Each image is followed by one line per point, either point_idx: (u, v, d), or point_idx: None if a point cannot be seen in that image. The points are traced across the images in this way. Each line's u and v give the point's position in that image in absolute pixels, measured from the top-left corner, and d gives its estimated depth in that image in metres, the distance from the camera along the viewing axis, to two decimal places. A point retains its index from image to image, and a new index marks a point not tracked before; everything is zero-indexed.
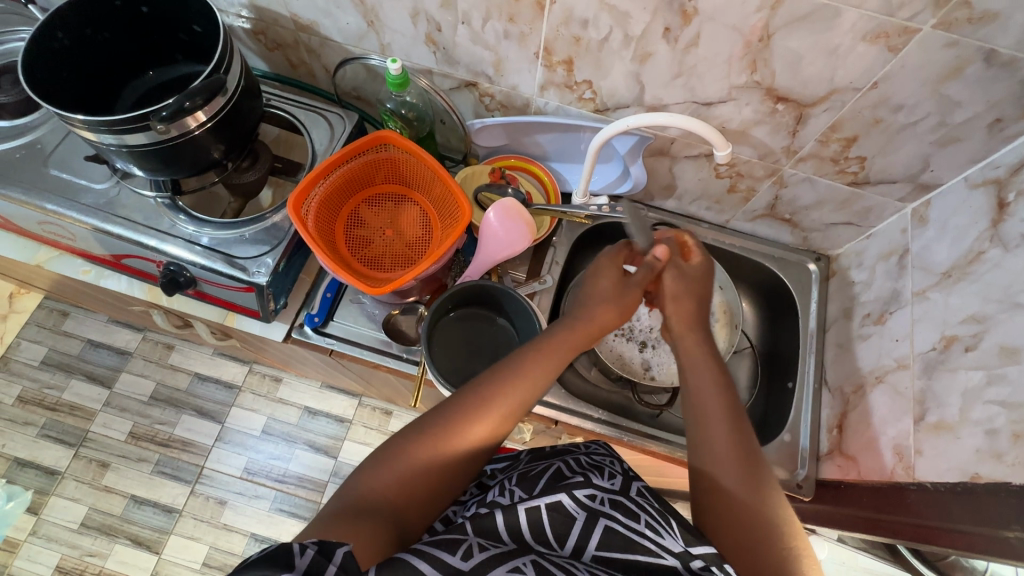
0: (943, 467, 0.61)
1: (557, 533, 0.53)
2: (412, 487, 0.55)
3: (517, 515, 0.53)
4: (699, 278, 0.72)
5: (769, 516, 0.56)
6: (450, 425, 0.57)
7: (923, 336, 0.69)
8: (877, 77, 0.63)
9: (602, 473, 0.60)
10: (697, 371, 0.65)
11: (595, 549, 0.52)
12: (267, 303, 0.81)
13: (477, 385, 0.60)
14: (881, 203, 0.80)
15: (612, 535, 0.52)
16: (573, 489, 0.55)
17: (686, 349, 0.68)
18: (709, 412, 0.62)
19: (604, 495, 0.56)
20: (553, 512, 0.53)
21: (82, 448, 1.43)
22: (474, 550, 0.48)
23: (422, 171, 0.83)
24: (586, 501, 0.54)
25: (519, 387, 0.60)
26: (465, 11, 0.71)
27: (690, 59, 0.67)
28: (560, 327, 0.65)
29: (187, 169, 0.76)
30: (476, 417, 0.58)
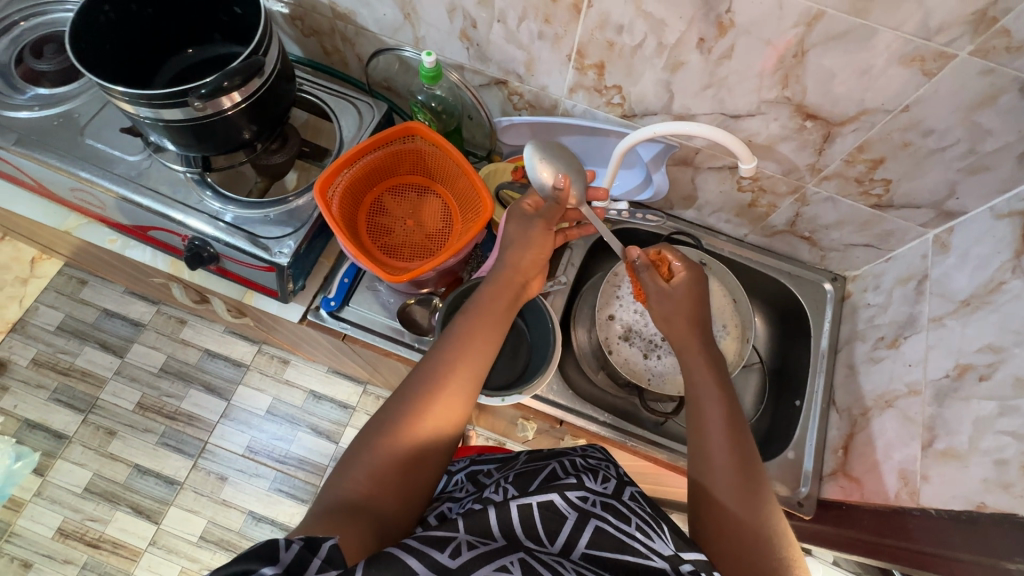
0: (949, 495, 0.61)
1: (547, 530, 0.53)
2: (383, 481, 0.56)
3: (509, 510, 0.53)
4: (700, 288, 0.74)
5: (760, 525, 0.57)
6: (408, 414, 0.59)
7: (937, 363, 0.69)
8: (909, 100, 0.63)
9: (596, 476, 0.60)
10: (698, 381, 0.67)
11: (585, 547, 0.52)
12: (286, 284, 0.83)
13: (428, 373, 0.63)
14: (903, 227, 0.80)
15: (602, 535, 0.52)
16: (565, 490, 0.55)
17: (687, 359, 0.70)
18: (708, 424, 0.63)
19: (596, 497, 0.56)
20: (545, 510, 0.54)
21: (91, 415, 1.46)
22: (462, 549, 0.49)
23: (446, 164, 0.84)
24: (576, 502, 0.55)
25: (467, 367, 0.63)
26: (501, 10, 0.72)
27: (722, 71, 0.68)
28: (501, 306, 0.69)
29: (219, 147, 0.78)
30: (432, 402, 0.60)
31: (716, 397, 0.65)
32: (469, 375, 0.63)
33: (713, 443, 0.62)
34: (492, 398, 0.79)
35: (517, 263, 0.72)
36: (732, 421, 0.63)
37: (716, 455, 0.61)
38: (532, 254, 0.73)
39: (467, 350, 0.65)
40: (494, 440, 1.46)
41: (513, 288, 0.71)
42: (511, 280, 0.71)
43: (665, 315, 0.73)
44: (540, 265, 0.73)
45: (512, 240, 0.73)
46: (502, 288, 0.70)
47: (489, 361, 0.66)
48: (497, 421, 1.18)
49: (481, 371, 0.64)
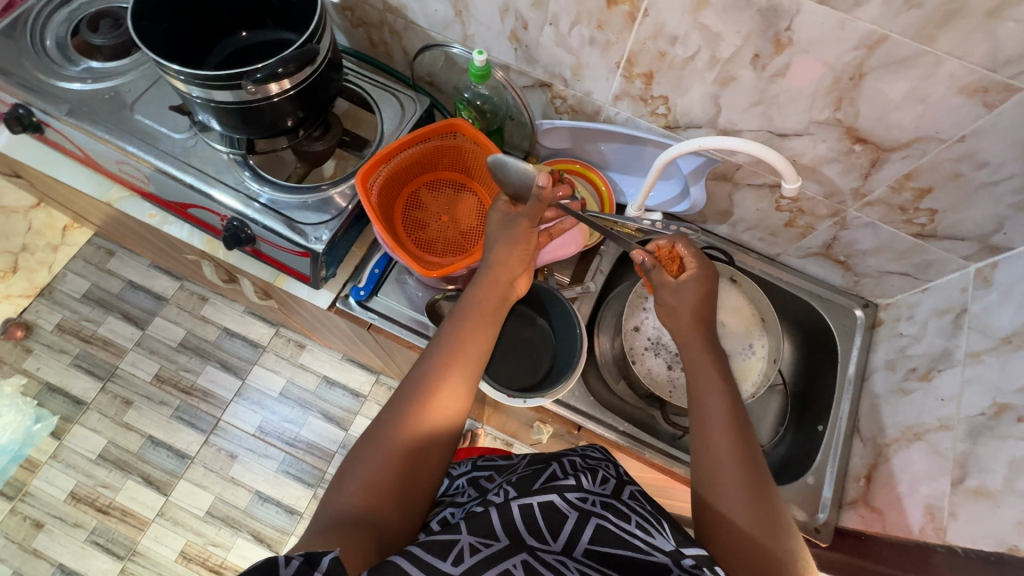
0: (979, 534, 0.60)
1: (550, 528, 0.53)
2: (379, 491, 0.56)
3: (510, 509, 0.53)
4: (710, 282, 0.72)
5: (768, 522, 0.56)
6: (400, 422, 0.60)
7: (972, 399, 0.68)
8: (966, 131, 0.62)
9: (595, 476, 0.60)
10: (701, 374, 0.66)
11: (588, 543, 0.52)
12: (319, 270, 0.84)
13: (417, 379, 0.63)
14: (943, 259, 0.79)
15: (603, 532, 0.52)
16: (564, 490, 0.55)
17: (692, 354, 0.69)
18: (711, 417, 0.63)
19: (596, 497, 0.56)
20: (545, 509, 0.54)
21: (110, 383, 1.49)
22: (465, 554, 0.49)
23: (486, 164, 0.84)
24: (576, 502, 0.55)
25: (458, 371, 0.64)
26: (555, 13, 0.72)
27: (774, 89, 0.67)
28: (489, 310, 0.70)
29: (263, 131, 0.79)
30: (424, 407, 0.61)
31: (717, 392, 0.64)
32: (459, 379, 0.64)
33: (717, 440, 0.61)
34: (513, 399, 0.78)
35: (503, 265, 0.73)
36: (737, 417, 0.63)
37: (722, 451, 0.60)
38: (517, 256, 0.74)
39: (456, 354, 0.65)
40: (502, 440, 1.46)
41: (499, 292, 0.72)
42: (498, 283, 0.73)
43: (672, 307, 0.72)
44: (524, 264, 0.75)
45: (499, 239, 0.75)
46: (489, 291, 0.72)
47: (478, 363, 0.67)
48: (510, 421, 1.18)
49: (471, 374, 0.65)
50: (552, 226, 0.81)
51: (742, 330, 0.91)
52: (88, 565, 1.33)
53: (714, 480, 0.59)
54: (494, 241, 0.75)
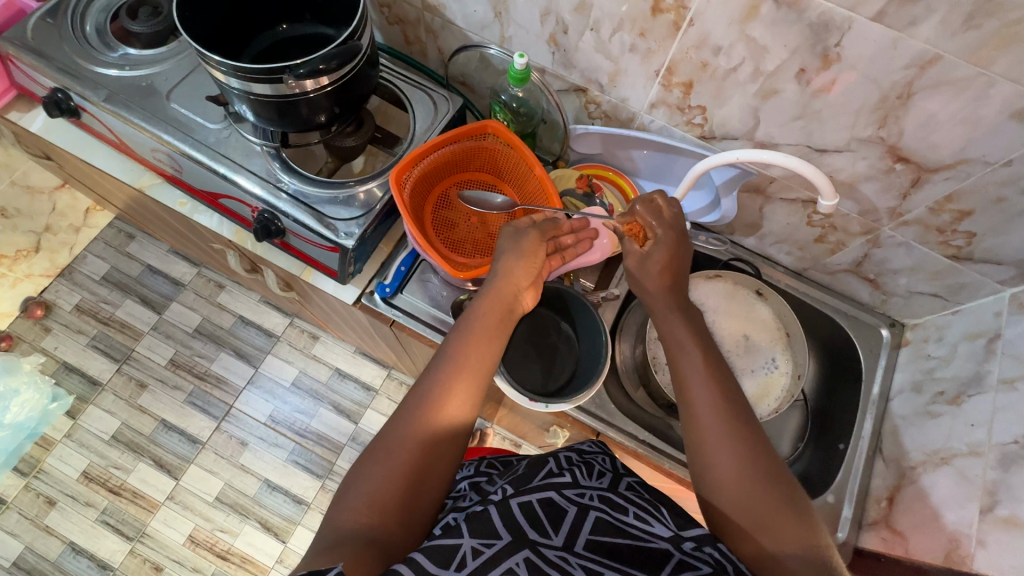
0: (1007, 564, 0.59)
1: (551, 521, 0.54)
2: (381, 508, 0.56)
3: (510, 507, 0.55)
4: (681, 247, 0.72)
5: (764, 475, 0.56)
6: (403, 436, 0.60)
7: (1004, 426, 0.67)
8: (1014, 155, 0.61)
9: (592, 472, 0.63)
10: (673, 331, 0.67)
11: (589, 533, 0.54)
12: (347, 266, 0.84)
13: (420, 395, 0.63)
14: (977, 282, 0.78)
15: (602, 524, 0.55)
16: (561, 487, 0.58)
17: (663, 317, 0.69)
18: (688, 371, 0.63)
19: (593, 491, 0.59)
20: (546, 506, 0.56)
21: (125, 365, 1.50)
22: (467, 559, 0.49)
23: (519, 166, 0.84)
24: (574, 496, 0.57)
25: (461, 384, 0.64)
26: (597, 19, 0.72)
27: (817, 104, 0.67)
28: (494, 323, 0.69)
29: (298, 124, 0.79)
30: (427, 422, 0.61)
31: (692, 368, 0.63)
32: (459, 392, 0.63)
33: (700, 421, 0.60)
34: (535, 403, 0.78)
35: (510, 278, 0.72)
36: (718, 389, 0.60)
37: (708, 430, 0.59)
38: (524, 267, 0.73)
39: (457, 368, 0.65)
40: (510, 440, 1.47)
41: (506, 303, 0.71)
42: (503, 294, 0.71)
43: (636, 274, 0.72)
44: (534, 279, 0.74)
45: (509, 250, 0.74)
46: (491, 301, 0.70)
47: (482, 377, 0.66)
48: (524, 423, 1.18)
49: (473, 387, 0.65)
50: (565, 251, 0.78)
51: (765, 345, 0.91)
52: (98, 545, 1.34)
53: (704, 464, 0.58)
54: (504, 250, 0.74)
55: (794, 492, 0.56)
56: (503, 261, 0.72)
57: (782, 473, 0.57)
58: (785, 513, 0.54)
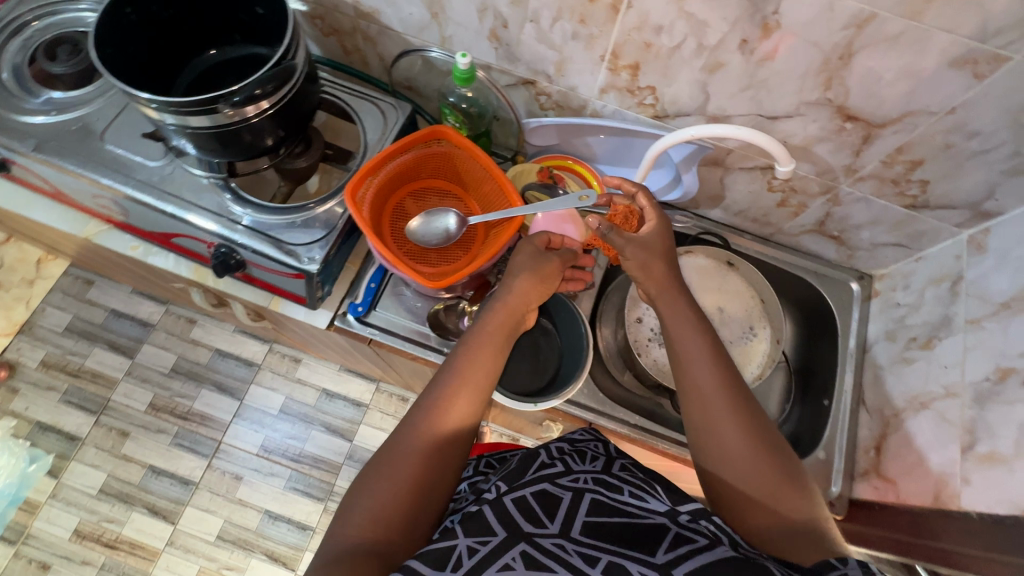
0: (995, 499, 0.61)
1: (546, 512, 0.54)
2: (385, 522, 0.56)
3: (504, 503, 0.54)
4: (668, 235, 0.71)
5: (766, 455, 0.56)
6: (405, 452, 0.59)
7: (976, 365, 0.69)
8: (956, 102, 0.61)
9: (585, 456, 0.64)
10: (676, 316, 0.66)
11: (585, 517, 0.54)
12: (315, 291, 0.82)
13: (418, 414, 0.62)
14: (936, 227, 0.80)
15: (598, 504, 0.56)
16: (553, 477, 0.58)
17: (664, 302, 0.68)
18: (692, 353, 0.62)
19: (587, 475, 0.60)
20: (540, 497, 0.56)
21: (103, 416, 1.45)
22: (464, 558, 0.50)
23: (472, 168, 0.82)
24: (568, 484, 0.58)
25: (462, 393, 0.63)
26: (535, 10, 0.70)
27: (763, 73, 0.66)
28: (498, 340, 0.68)
29: (243, 152, 0.76)
30: (428, 436, 0.60)
31: (688, 351, 0.63)
32: (459, 408, 0.62)
33: (701, 403, 0.60)
34: (524, 403, 0.78)
35: (513, 294, 0.71)
36: (719, 366, 0.61)
37: (712, 408, 0.59)
38: (533, 287, 0.72)
39: (457, 384, 0.64)
40: (508, 436, 1.46)
41: (510, 321, 0.70)
42: (512, 311, 0.70)
43: (642, 261, 0.69)
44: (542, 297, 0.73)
45: (525, 267, 0.73)
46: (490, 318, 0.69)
47: (480, 394, 0.65)
48: (518, 420, 1.17)
49: (475, 402, 0.64)
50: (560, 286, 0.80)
51: (743, 315, 0.92)
52: None
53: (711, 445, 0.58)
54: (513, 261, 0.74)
55: (791, 465, 0.57)
56: (522, 277, 0.71)
57: (782, 448, 0.58)
58: (784, 487, 0.55)
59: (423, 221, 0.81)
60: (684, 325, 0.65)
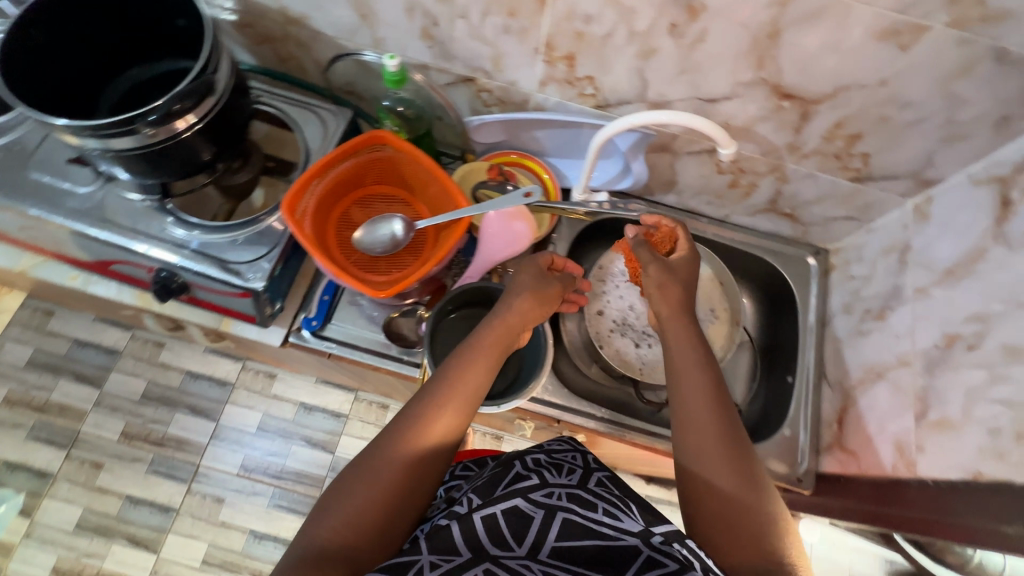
0: (947, 465, 0.62)
1: (515, 534, 0.54)
2: (358, 527, 0.55)
3: (472, 524, 0.54)
4: (690, 268, 0.74)
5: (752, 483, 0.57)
6: (385, 459, 0.58)
7: (925, 333, 0.69)
8: (886, 74, 0.61)
9: (560, 470, 0.61)
10: (681, 342, 0.67)
11: (554, 541, 0.54)
12: (264, 308, 0.80)
13: (404, 419, 0.61)
14: (882, 198, 0.80)
15: (570, 526, 0.54)
16: (526, 492, 0.56)
17: (671, 328, 0.69)
18: (691, 376, 0.64)
19: (561, 490, 0.57)
20: (510, 515, 0.55)
21: (74, 450, 1.40)
22: (426, 571, 0.50)
23: (417, 172, 0.80)
24: (541, 500, 0.56)
25: (449, 409, 0.62)
26: (463, 6, 0.68)
27: (696, 56, 0.66)
28: (489, 358, 0.67)
29: (177, 170, 0.74)
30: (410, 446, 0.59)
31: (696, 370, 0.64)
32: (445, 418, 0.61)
33: (701, 417, 0.61)
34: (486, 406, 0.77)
35: (511, 313, 0.70)
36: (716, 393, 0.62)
37: (703, 428, 0.60)
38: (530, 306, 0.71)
39: (447, 395, 0.62)
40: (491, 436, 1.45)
41: (505, 341, 0.69)
42: (506, 330, 0.69)
43: (660, 282, 0.71)
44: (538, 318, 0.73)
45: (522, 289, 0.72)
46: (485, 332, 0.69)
47: (470, 404, 0.64)
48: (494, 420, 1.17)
49: (462, 420, 0.63)
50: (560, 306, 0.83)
51: (704, 298, 0.92)
52: None
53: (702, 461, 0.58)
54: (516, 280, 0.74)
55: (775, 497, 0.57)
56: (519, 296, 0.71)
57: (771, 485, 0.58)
58: (764, 516, 0.55)
59: (368, 229, 0.79)
60: (691, 349, 0.66)
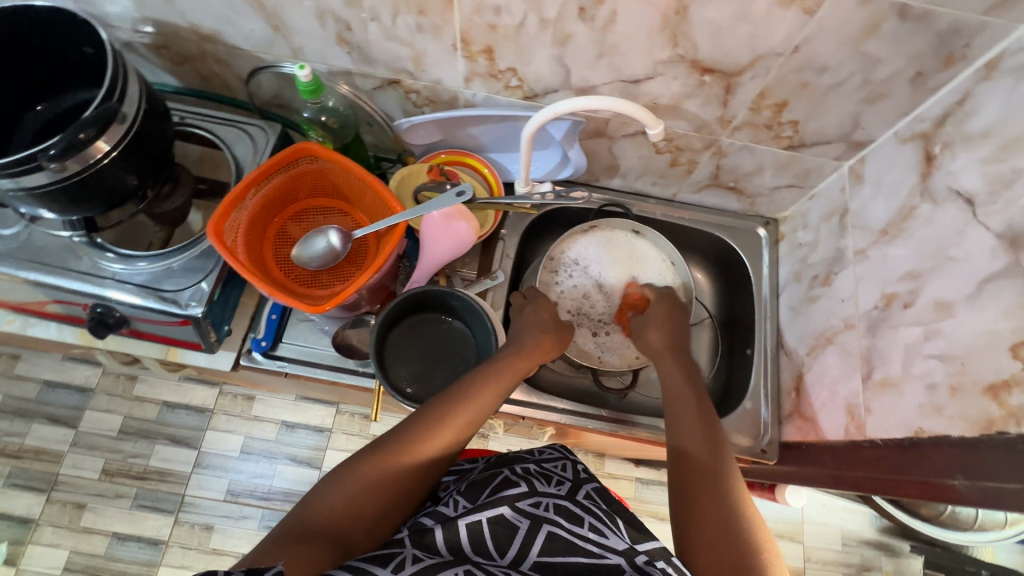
0: (892, 424, 0.62)
1: (497, 544, 0.55)
2: (358, 510, 0.55)
3: (456, 529, 0.55)
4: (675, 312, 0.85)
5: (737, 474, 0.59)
6: (390, 452, 0.59)
7: (867, 294, 0.70)
8: (797, 41, 0.61)
9: (550, 480, 0.63)
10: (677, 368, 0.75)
11: (536, 555, 0.55)
12: (208, 334, 0.78)
13: (417, 419, 0.62)
14: (819, 164, 0.80)
15: (554, 540, 0.55)
16: (513, 500, 0.58)
17: (665, 358, 0.78)
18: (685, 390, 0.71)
19: (548, 501, 0.59)
20: (494, 524, 0.56)
21: (54, 492, 1.28)
22: (406, 563, 0.51)
23: (351, 181, 0.79)
24: (527, 509, 0.57)
25: (460, 417, 0.63)
26: (372, 8, 0.67)
27: (611, 38, 0.65)
28: (502, 383, 0.69)
29: (101, 203, 0.71)
30: (416, 444, 0.60)
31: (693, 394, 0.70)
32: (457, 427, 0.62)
33: (698, 423, 0.65)
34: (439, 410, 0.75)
35: (527, 346, 0.76)
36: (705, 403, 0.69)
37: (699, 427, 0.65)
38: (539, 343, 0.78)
39: (462, 406, 0.64)
40: None
41: (519, 370, 0.72)
42: (520, 359, 0.74)
43: (644, 326, 0.84)
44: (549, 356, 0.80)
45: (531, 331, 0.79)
46: (497, 360, 0.72)
47: (480, 419, 0.65)
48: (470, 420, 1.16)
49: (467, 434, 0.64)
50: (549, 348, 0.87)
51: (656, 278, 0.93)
52: None
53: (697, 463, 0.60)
54: (529, 323, 0.82)
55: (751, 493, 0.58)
56: (529, 336, 0.78)
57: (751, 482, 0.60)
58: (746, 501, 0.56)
59: (305, 243, 0.77)
60: (686, 378, 0.73)
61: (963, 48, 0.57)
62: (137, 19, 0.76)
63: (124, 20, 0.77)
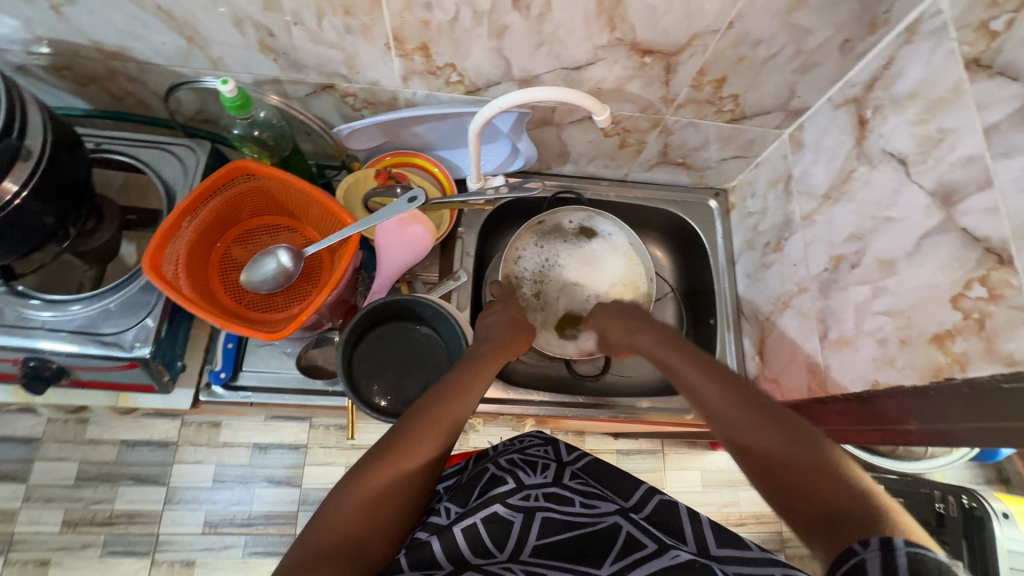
0: (849, 379, 0.66)
1: (495, 540, 0.54)
2: (373, 519, 0.50)
3: (453, 537, 0.53)
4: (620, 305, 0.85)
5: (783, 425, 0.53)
6: (395, 451, 0.54)
7: (816, 257, 0.73)
8: (731, 17, 0.61)
9: (535, 467, 0.63)
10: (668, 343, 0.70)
11: (535, 541, 0.54)
12: (160, 373, 0.74)
13: (413, 415, 0.59)
14: (761, 133, 0.82)
15: (550, 522, 0.56)
16: (504, 497, 0.57)
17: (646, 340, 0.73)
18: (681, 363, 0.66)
19: (537, 491, 0.59)
20: (489, 522, 0.55)
21: (12, 553, 1.16)
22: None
23: (297, 197, 0.75)
24: (519, 503, 0.57)
25: (454, 407, 0.61)
26: (294, 11, 0.62)
27: (548, 26, 0.63)
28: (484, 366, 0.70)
29: (16, 249, 0.63)
30: (417, 438, 0.56)
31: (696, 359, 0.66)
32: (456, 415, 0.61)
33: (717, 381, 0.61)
34: None
35: (504, 335, 0.77)
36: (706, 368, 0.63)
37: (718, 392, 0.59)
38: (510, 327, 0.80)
39: (453, 395, 0.63)
40: None
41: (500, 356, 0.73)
42: (496, 349, 0.74)
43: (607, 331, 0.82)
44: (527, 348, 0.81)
45: (500, 322, 0.80)
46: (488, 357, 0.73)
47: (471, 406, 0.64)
48: None
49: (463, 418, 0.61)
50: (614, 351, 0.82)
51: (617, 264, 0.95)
52: None
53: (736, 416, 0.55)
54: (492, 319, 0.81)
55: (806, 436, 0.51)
56: (497, 328, 0.79)
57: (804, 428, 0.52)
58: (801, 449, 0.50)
59: (253, 265, 0.73)
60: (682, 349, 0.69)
61: (885, 13, 0.60)
62: (29, 40, 0.68)
63: (13, 43, 0.69)
